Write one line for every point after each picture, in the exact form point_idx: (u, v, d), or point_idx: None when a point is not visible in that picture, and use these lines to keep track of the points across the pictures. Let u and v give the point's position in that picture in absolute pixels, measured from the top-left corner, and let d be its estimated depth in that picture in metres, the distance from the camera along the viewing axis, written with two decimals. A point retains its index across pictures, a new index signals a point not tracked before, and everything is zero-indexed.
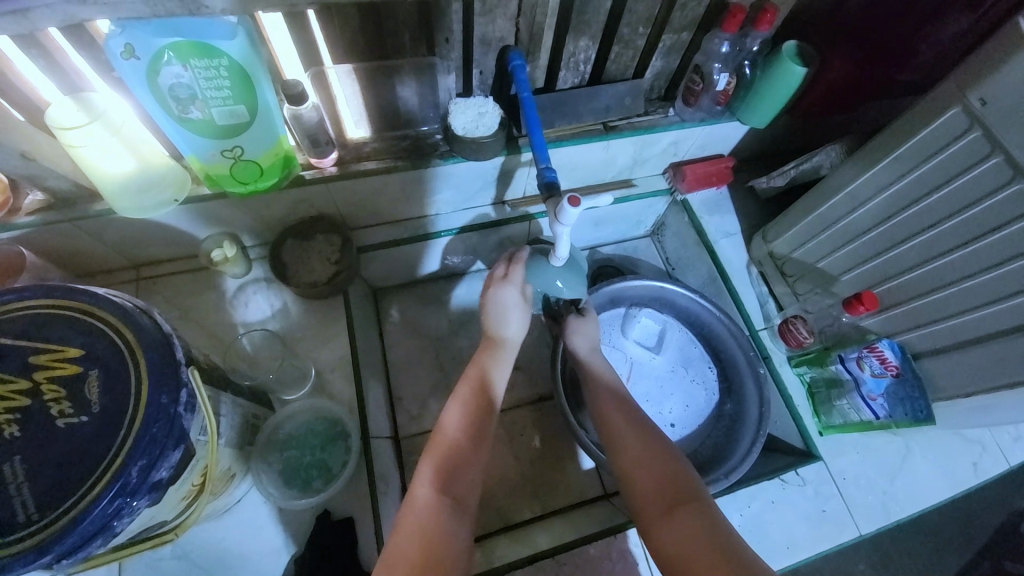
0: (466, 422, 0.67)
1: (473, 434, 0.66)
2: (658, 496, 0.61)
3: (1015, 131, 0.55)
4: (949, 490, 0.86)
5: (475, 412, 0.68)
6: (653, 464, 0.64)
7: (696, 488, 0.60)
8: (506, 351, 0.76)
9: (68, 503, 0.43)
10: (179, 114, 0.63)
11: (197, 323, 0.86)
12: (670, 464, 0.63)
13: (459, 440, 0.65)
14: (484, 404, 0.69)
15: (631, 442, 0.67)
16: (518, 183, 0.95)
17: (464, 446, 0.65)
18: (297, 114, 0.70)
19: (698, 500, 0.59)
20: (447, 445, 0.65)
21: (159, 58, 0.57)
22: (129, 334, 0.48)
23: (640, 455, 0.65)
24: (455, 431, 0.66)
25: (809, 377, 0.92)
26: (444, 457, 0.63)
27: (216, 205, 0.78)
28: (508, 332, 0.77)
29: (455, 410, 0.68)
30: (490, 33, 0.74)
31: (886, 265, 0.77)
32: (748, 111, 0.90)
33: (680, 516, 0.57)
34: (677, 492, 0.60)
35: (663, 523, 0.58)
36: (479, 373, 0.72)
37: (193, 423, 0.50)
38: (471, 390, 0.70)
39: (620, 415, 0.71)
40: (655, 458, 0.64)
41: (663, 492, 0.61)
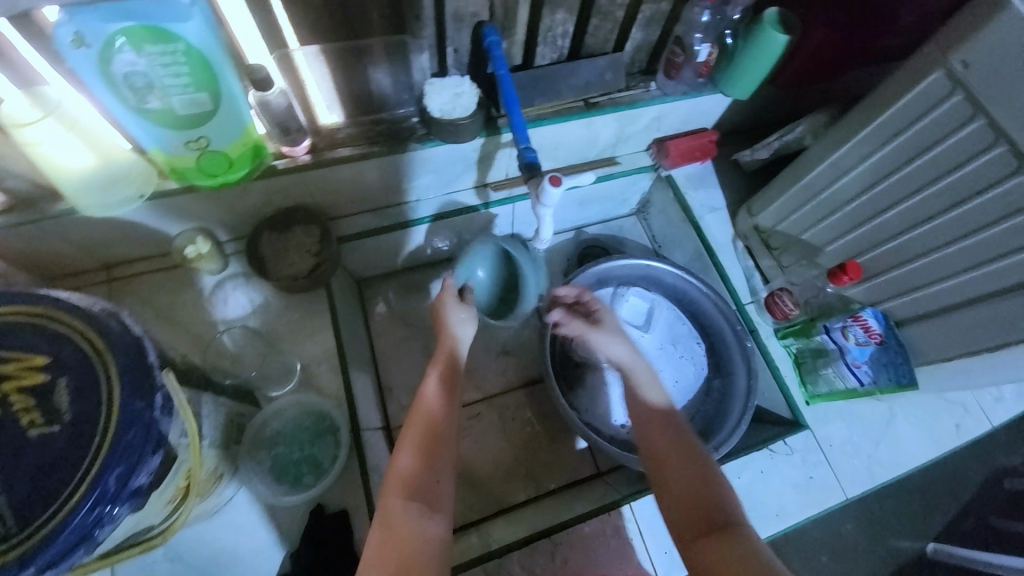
0: (442, 397, 0.69)
1: (447, 408, 0.68)
2: (696, 517, 0.60)
3: (995, 93, 0.55)
4: (931, 452, 0.88)
5: (449, 388, 0.70)
6: (692, 483, 0.63)
7: (733, 512, 0.59)
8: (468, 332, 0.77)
9: (48, 512, 0.42)
10: (135, 104, 0.59)
11: (175, 323, 0.83)
12: (709, 484, 0.63)
13: (436, 419, 0.66)
14: (456, 380, 0.72)
15: (671, 459, 0.66)
16: (499, 165, 0.93)
17: (441, 420, 0.66)
18: (264, 100, 0.67)
19: (736, 523, 0.58)
20: (426, 422, 0.65)
21: (112, 44, 0.53)
22: (97, 340, 0.46)
23: (680, 475, 0.65)
24: (433, 409, 0.67)
25: (795, 348, 0.93)
26: (423, 434, 0.64)
27: (186, 199, 0.75)
28: (457, 332, 0.76)
29: (432, 385, 0.70)
30: (462, 9, 0.72)
31: (869, 234, 0.77)
32: (730, 83, 0.88)
33: (715, 540, 0.57)
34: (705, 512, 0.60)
35: (700, 545, 0.57)
36: (449, 346, 0.75)
37: (173, 426, 0.49)
38: (441, 363, 0.72)
39: (659, 428, 0.70)
40: (694, 478, 0.64)
41: (700, 514, 0.60)
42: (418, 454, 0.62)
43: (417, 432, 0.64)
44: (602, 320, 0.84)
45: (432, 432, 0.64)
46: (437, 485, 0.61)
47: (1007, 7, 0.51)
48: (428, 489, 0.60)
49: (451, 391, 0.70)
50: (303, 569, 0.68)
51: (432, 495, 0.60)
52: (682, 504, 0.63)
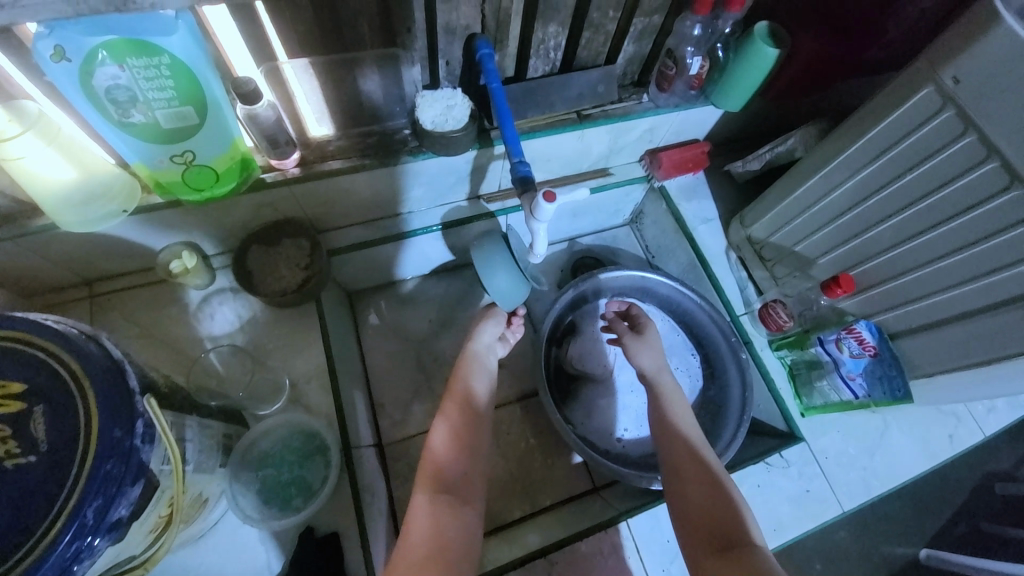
0: (450, 441, 0.75)
1: (456, 452, 0.74)
2: (710, 535, 0.62)
3: (987, 109, 0.55)
4: (926, 463, 0.88)
5: (459, 426, 0.77)
6: (707, 501, 0.65)
7: (747, 532, 0.60)
8: (481, 375, 0.83)
9: (16, 555, 0.39)
10: (119, 119, 0.58)
11: (159, 340, 0.81)
12: (725, 504, 0.64)
13: (445, 461, 0.72)
14: (470, 418, 0.78)
15: (689, 476, 0.69)
16: (492, 177, 0.92)
17: (448, 462, 0.73)
18: (251, 113, 0.65)
19: (748, 542, 0.59)
20: (434, 466, 0.71)
21: (93, 58, 0.52)
22: (75, 365, 0.44)
23: (695, 492, 0.67)
24: (446, 451, 0.74)
25: (790, 360, 0.93)
26: (430, 472, 0.70)
27: (172, 214, 0.73)
28: (476, 369, 0.84)
29: (441, 427, 0.76)
30: (454, 21, 0.71)
31: (863, 247, 0.77)
32: (722, 95, 0.88)
33: (727, 558, 0.58)
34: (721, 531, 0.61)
35: (712, 561, 0.58)
36: (463, 389, 0.81)
37: (154, 453, 0.47)
38: (455, 407, 0.78)
39: (681, 446, 0.73)
40: (712, 497, 0.65)
41: (715, 532, 0.62)
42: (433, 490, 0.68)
43: (428, 468, 0.71)
44: (643, 330, 0.90)
45: (438, 472, 0.71)
46: (464, 492, 0.71)
47: (998, 25, 0.52)
48: (456, 492, 0.70)
49: (466, 426, 0.77)
50: None
51: (461, 495, 0.70)
52: (696, 521, 0.64)
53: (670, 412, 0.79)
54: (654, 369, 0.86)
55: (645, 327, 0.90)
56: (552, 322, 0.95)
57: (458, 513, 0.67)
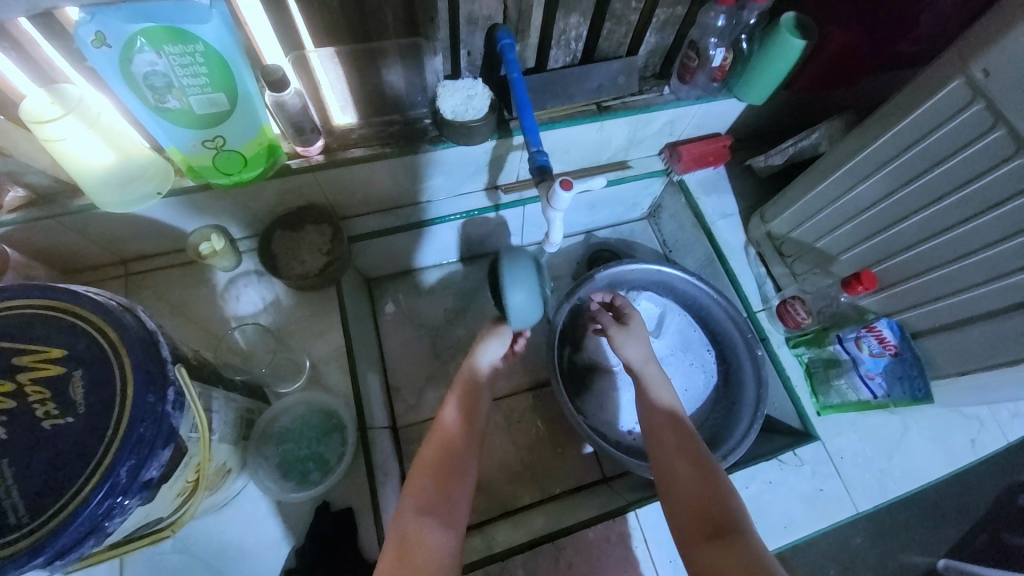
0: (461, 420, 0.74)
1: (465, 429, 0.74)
2: (701, 520, 0.59)
3: (1020, 102, 0.54)
4: (946, 467, 0.86)
5: (467, 411, 0.76)
6: (696, 484, 0.63)
7: (739, 515, 0.58)
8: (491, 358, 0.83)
9: (58, 503, 0.43)
10: (155, 104, 0.60)
11: (188, 318, 0.84)
12: (714, 488, 0.62)
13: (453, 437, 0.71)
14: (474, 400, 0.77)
15: (678, 460, 0.66)
16: (510, 167, 0.93)
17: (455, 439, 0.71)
18: (279, 101, 0.67)
19: (740, 528, 0.56)
20: (444, 441, 0.70)
21: (131, 45, 0.54)
22: (111, 333, 0.47)
23: (685, 476, 0.64)
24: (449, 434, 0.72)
25: (807, 358, 0.91)
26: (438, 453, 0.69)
27: (201, 197, 0.76)
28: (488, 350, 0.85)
29: (453, 408, 0.76)
30: (476, 12, 0.72)
31: (887, 244, 0.75)
32: (745, 88, 0.87)
33: (719, 546, 0.55)
34: (711, 518, 0.58)
35: (705, 550, 0.56)
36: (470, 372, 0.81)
37: (183, 420, 0.49)
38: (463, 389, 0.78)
39: (670, 431, 0.71)
40: (700, 480, 0.63)
41: (707, 517, 0.59)
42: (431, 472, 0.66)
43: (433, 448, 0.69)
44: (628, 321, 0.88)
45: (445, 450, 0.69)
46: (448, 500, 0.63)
47: None
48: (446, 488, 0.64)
49: (470, 408, 0.76)
50: (308, 565, 0.69)
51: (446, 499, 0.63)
52: (687, 505, 0.62)
53: (657, 400, 0.76)
54: (641, 360, 0.82)
55: (630, 318, 0.88)
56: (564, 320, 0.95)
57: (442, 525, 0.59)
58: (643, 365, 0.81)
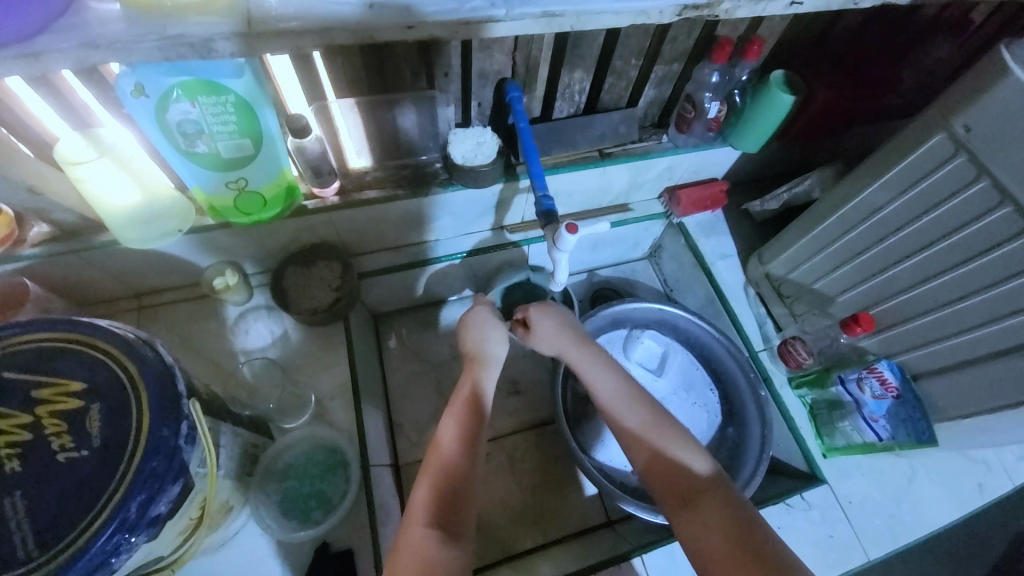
0: (463, 441, 0.67)
1: (470, 454, 0.66)
2: (675, 487, 0.64)
3: (1001, 156, 0.57)
4: (957, 513, 0.85)
5: (470, 432, 0.68)
6: (674, 460, 0.66)
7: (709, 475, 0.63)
8: (492, 369, 0.76)
9: (67, 539, 0.43)
10: (185, 148, 0.64)
11: (197, 353, 0.85)
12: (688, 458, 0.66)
13: (454, 469, 0.64)
14: (479, 420, 0.69)
15: (638, 435, 0.70)
16: (516, 210, 0.97)
17: (455, 467, 0.65)
18: (300, 146, 0.72)
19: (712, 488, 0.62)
20: (444, 464, 0.64)
21: (168, 96, 0.59)
22: (131, 368, 0.48)
23: (658, 450, 0.67)
24: (453, 458, 0.65)
25: (810, 399, 0.91)
26: (439, 474, 0.64)
27: (219, 235, 0.79)
28: (491, 355, 0.77)
29: (452, 424, 0.68)
30: (488, 67, 0.77)
31: (881, 287, 0.78)
32: (740, 136, 0.92)
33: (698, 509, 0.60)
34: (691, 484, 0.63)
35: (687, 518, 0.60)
36: (473, 386, 0.73)
37: (194, 456, 0.50)
38: (465, 402, 0.71)
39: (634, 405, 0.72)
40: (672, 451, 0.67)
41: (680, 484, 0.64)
42: (434, 486, 0.63)
43: (434, 471, 0.64)
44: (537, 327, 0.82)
45: (445, 479, 0.64)
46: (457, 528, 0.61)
47: (1007, 76, 0.54)
48: (453, 516, 0.61)
49: (473, 428, 0.68)
50: None
51: (457, 524, 0.61)
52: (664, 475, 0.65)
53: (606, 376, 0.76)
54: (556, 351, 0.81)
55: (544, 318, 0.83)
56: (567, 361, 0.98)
57: (447, 547, 0.58)
58: (568, 351, 0.80)
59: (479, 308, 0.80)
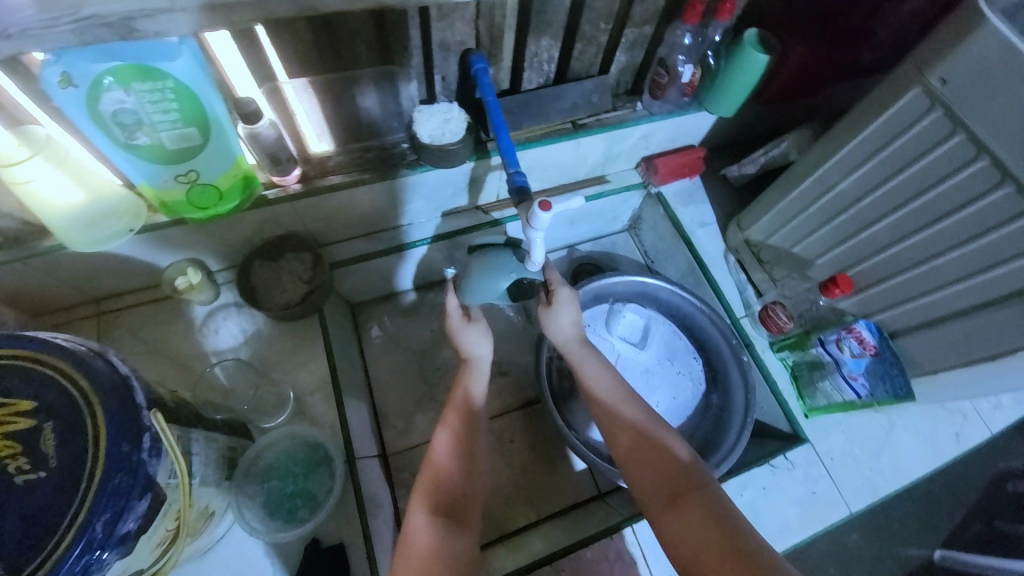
0: (460, 446, 0.71)
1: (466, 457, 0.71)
2: (663, 485, 0.64)
3: (977, 109, 0.56)
4: (933, 462, 0.87)
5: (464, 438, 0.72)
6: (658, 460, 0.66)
7: (695, 472, 0.64)
8: (480, 369, 0.80)
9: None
10: (125, 141, 0.60)
11: (165, 357, 0.82)
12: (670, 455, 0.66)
13: (448, 476, 0.68)
14: (471, 427, 0.74)
15: (630, 439, 0.70)
16: (490, 188, 0.93)
17: (450, 477, 0.68)
18: (254, 132, 0.67)
19: (698, 485, 0.62)
20: (437, 478, 0.67)
21: (100, 84, 0.54)
22: (84, 383, 0.45)
23: (643, 452, 0.68)
24: (446, 469, 0.69)
25: (791, 361, 0.93)
26: (433, 486, 0.66)
27: (175, 232, 0.75)
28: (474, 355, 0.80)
29: (443, 439, 0.71)
30: (449, 38, 0.73)
31: (859, 247, 0.77)
32: (714, 101, 0.90)
33: (683, 506, 0.61)
34: (676, 482, 0.64)
35: (671, 514, 0.61)
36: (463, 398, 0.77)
37: (161, 468, 0.47)
38: (455, 414, 0.74)
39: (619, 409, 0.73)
40: (655, 451, 0.67)
41: (667, 482, 0.64)
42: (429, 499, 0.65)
43: (428, 484, 0.66)
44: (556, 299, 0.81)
45: (443, 489, 0.67)
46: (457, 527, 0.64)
47: (983, 24, 0.53)
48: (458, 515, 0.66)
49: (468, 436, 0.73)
50: None
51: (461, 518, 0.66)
52: (650, 476, 0.66)
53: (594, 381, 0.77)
54: (563, 342, 0.82)
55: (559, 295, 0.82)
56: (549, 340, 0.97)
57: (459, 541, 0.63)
58: (575, 346, 0.81)
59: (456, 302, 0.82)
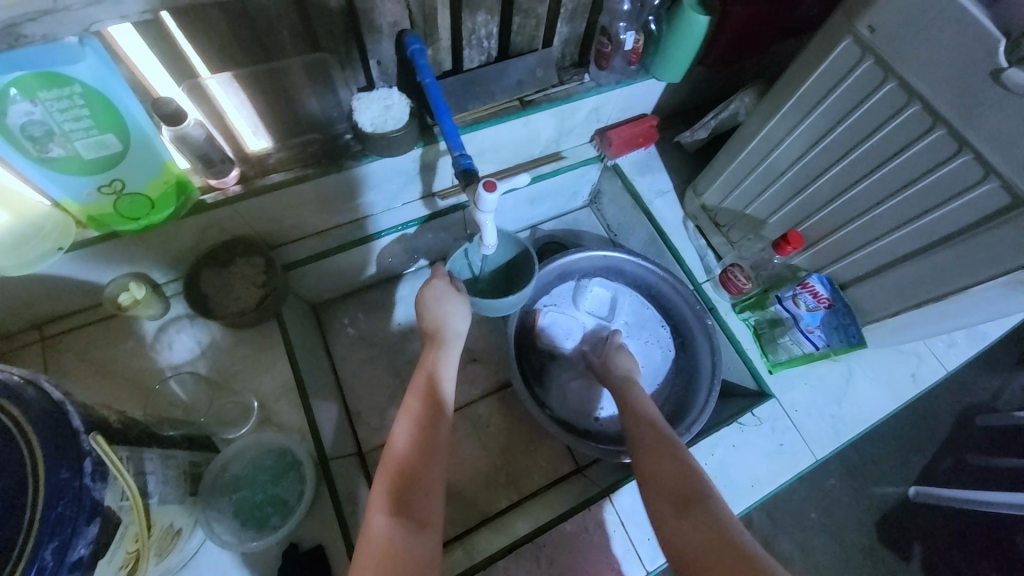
0: (421, 428, 0.65)
1: (428, 439, 0.64)
2: (671, 493, 0.58)
3: (905, 54, 0.57)
4: (892, 404, 0.91)
5: (427, 420, 0.66)
6: (671, 468, 0.61)
7: (705, 483, 0.58)
8: (453, 348, 0.75)
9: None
10: (37, 154, 0.56)
11: (115, 378, 0.79)
12: (684, 466, 0.61)
13: (411, 461, 0.62)
14: (436, 410, 0.67)
15: (646, 454, 0.65)
16: (443, 173, 0.91)
17: (412, 466, 0.61)
18: (181, 134, 0.63)
19: (707, 495, 0.56)
20: (400, 464, 0.61)
21: (1, 96, 0.50)
22: (14, 411, 0.43)
23: (658, 460, 0.63)
24: (407, 455, 0.62)
25: (754, 320, 0.95)
26: (397, 474, 0.60)
27: (110, 247, 0.71)
28: (452, 330, 0.76)
29: (406, 423, 0.65)
30: (379, 20, 0.70)
31: (806, 203, 0.79)
32: (660, 67, 0.89)
33: (688, 514, 0.54)
34: (683, 489, 0.58)
35: (675, 522, 0.55)
36: (428, 375, 0.71)
37: (107, 491, 0.46)
38: (421, 394, 0.68)
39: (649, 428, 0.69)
40: (671, 462, 0.62)
41: (675, 491, 0.58)
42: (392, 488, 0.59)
43: (391, 471, 0.60)
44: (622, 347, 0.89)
45: (405, 479, 0.60)
46: (421, 511, 0.58)
47: None
48: (416, 507, 0.58)
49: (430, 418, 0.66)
50: None
51: (422, 513, 0.58)
52: (660, 484, 0.60)
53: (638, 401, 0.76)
54: (625, 374, 0.84)
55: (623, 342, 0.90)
56: (517, 323, 0.97)
57: (416, 536, 0.54)
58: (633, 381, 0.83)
59: (439, 282, 0.78)
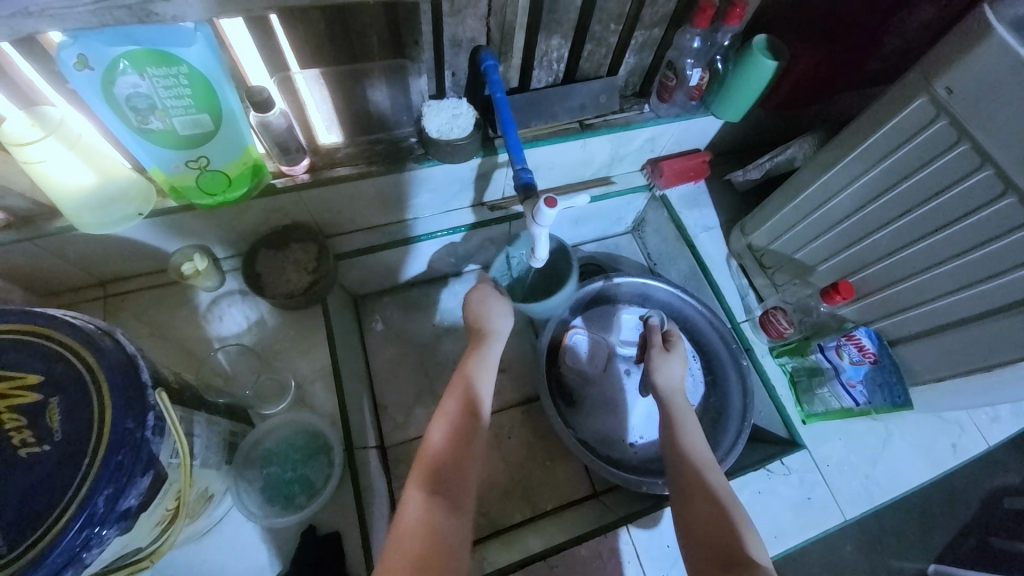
0: (455, 424, 0.65)
1: (466, 430, 0.65)
2: (715, 555, 0.57)
3: (985, 119, 0.57)
4: (929, 471, 0.88)
5: (464, 414, 0.66)
6: (716, 530, 0.59)
7: (754, 555, 0.56)
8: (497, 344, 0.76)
9: (17, 551, 0.40)
10: (138, 125, 0.60)
11: (168, 342, 0.83)
12: (729, 536, 0.58)
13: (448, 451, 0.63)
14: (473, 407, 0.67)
15: (695, 504, 0.63)
16: (496, 184, 0.94)
17: (448, 455, 0.62)
18: (264, 121, 0.67)
19: (754, 563, 0.54)
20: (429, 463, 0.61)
21: (115, 67, 0.54)
22: (90, 358, 0.46)
23: (704, 513, 0.62)
24: (440, 449, 0.62)
25: (790, 366, 0.94)
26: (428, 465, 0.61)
27: (183, 217, 0.75)
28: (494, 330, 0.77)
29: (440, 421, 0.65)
30: (460, 34, 0.73)
31: (863, 254, 0.78)
32: (721, 105, 0.90)
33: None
34: (729, 555, 0.56)
35: None
36: (466, 376, 0.71)
37: (163, 447, 0.48)
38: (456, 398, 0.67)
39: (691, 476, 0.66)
40: (716, 524, 0.60)
41: (720, 555, 0.57)
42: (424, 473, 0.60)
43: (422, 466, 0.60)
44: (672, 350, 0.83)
45: (437, 466, 0.61)
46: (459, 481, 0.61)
47: (991, 35, 0.53)
48: (452, 485, 0.60)
49: (461, 429, 0.64)
50: None
51: (457, 493, 0.60)
52: (705, 540, 0.59)
53: (684, 432, 0.72)
54: (672, 390, 0.78)
55: (674, 346, 0.84)
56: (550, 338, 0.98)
57: (450, 513, 0.57)
58: (684, 404, 0.77)
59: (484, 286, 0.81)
